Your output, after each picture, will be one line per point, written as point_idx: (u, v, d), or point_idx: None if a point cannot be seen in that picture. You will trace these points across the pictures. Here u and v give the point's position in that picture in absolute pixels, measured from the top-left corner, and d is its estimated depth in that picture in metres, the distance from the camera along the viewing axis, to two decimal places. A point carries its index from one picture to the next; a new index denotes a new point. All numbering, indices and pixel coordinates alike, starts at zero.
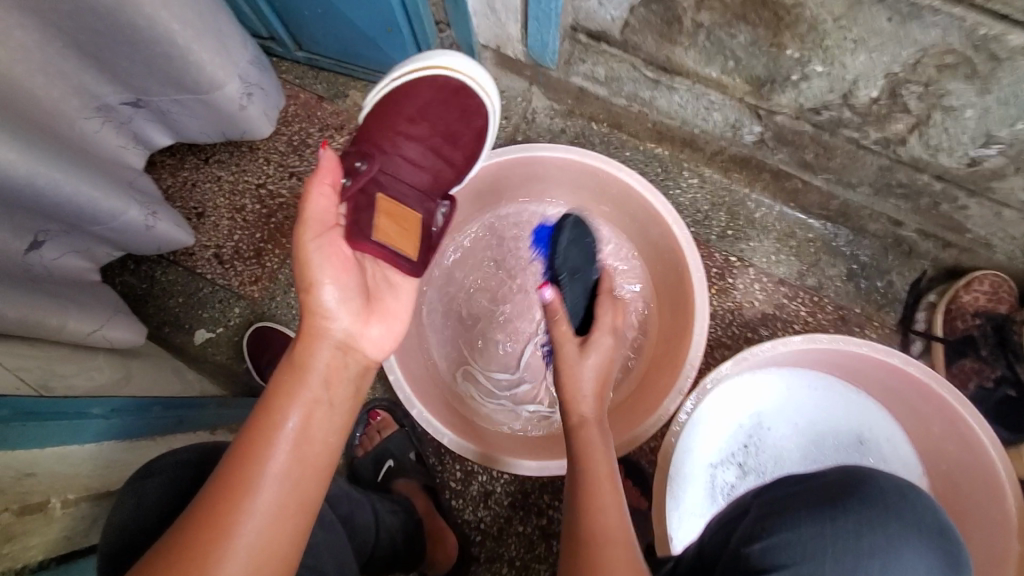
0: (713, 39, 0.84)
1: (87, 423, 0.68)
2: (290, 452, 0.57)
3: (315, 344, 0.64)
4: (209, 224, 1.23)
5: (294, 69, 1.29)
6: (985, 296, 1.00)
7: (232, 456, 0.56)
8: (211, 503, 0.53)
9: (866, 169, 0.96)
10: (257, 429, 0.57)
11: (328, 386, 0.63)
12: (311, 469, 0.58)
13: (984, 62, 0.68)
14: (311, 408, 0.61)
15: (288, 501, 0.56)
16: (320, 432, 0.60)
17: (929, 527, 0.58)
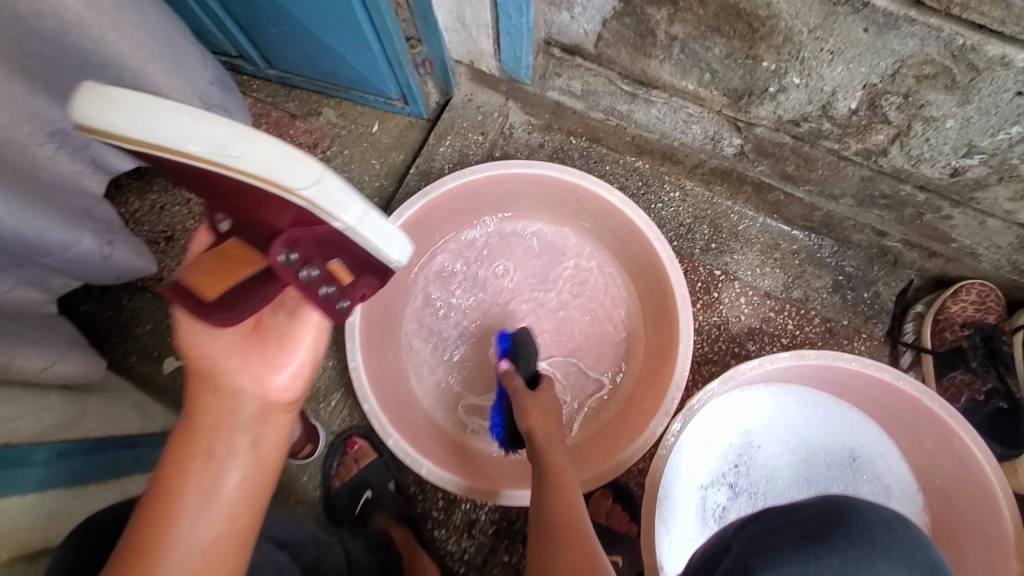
0: (688, 52, 0.82)
1: (27, 470, 0.63)
2: (190, 516, 0.53)
3: (208, 398, 0.59)
4: (179, 248, 1.20)
5: (266, 88, 1.28)
6: (973, 306, 0.99)
7: (130, 531, 0.52)
8: None
9: (848, 180, 0.94)
10: (154, 498, 0.53)
11: (221, 440, 0.57)
12: (218, 536, 0.53)
13: (964, 73, 0.66)
14: (210, 467, 0.56)
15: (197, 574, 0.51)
16: (222, 492, 0.55)
17: (919, 563, 0.55)
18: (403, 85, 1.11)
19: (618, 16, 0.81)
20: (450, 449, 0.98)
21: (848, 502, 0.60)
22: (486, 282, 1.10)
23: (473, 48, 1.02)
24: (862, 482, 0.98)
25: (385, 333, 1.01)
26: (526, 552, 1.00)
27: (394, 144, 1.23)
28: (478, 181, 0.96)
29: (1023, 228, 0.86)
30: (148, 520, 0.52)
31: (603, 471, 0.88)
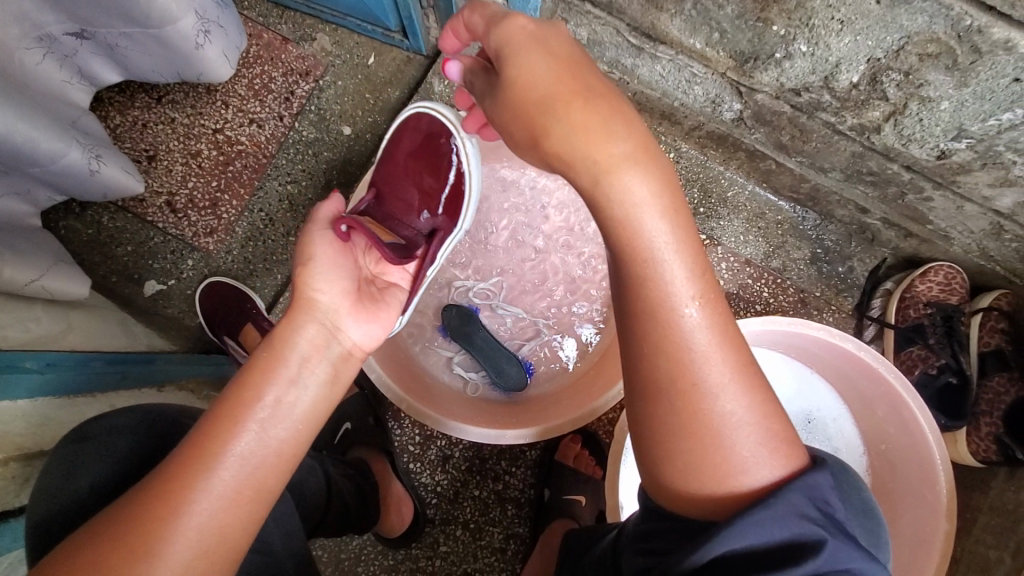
0: (700, 8, 0.81)
1: (19, 379, 0.62)
2: (254, 429, 0.54)
3: (300, 321, 0.62)
4: (162, 168, 1.17)
5: (258, 6, 1.22)
6: (938, 287, 1.03)
7: (200, 427, 0.54)
8: (171, 473, 0.51)
9: (840, 155, 0.95)
10: (233, 395, 0.56)
11: (306, 367, 0.60)
12: (277, 460, 0.55)
13: (966, 55, 0.67)
14: (285, 395, 0.57)
15: (231, 498, 0.52)
16: (292, 418, 0.57)
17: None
18: (404, 16, 1.07)
19: None
20: (433, 389, 1.03)
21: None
22: (476, 229, 1.10)
23: None
24: (815, 442, 1.05)
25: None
26: (496, 488, 1.06)
27: (390, 79, 1.19)
28: None
29: (997, 215, 0.90)
30: (215, 426, 0.54)
31: (575, 418, 0.92)
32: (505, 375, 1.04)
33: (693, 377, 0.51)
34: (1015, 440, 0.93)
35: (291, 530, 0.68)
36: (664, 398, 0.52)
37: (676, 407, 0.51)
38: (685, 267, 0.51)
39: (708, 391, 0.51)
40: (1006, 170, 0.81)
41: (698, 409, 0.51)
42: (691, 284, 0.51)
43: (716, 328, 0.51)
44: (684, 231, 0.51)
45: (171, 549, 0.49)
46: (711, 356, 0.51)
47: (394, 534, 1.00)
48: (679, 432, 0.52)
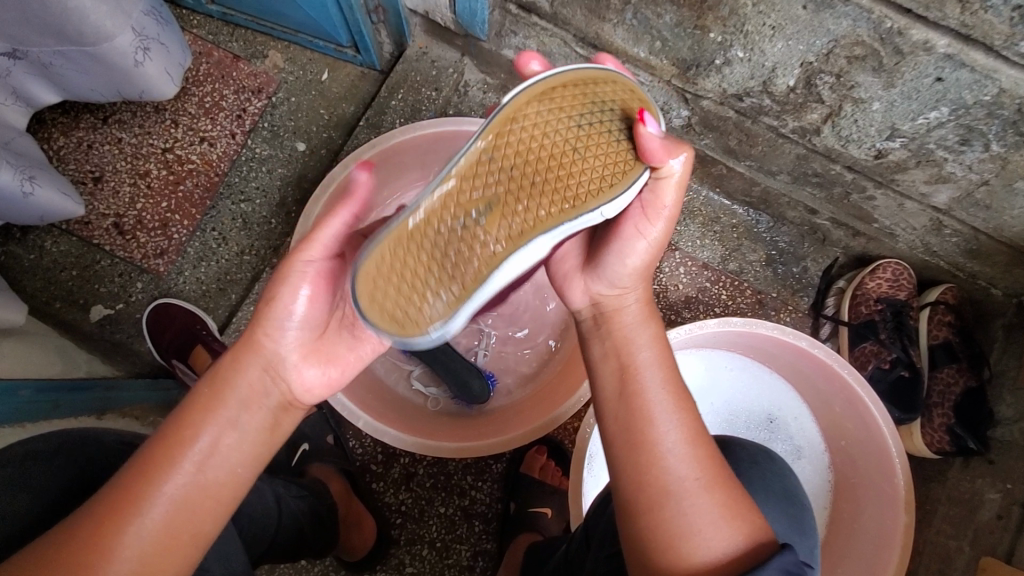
0: (640, 18, 0.83)
1: None
2: (195, 461, 0.54)
3: (246, 360, 0.59)
4: (108, 190, 1.14)
5: (208, 25, 1.20)
6: (887, 283, 1.06)
7: (133, 465, 0.53)
8: (106, 504, 0.51)
9: (785, 157, 0.98)
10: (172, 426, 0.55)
11: (247, 407, 0.58)
12: (209, 496, 0.54)
13: (890, 56, 0.69)
14: (222, 429, 0.56)
15: (168, 528, 0.52)
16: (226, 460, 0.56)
17: (772, 492, 0.64)
18: (355, 31, 1.07)
19: None
20: (393, 404, 1.01)
21: (727, 442, 0.70)
22: None
23: None
24: (777, 442, 1.06)
25: None
26: (462, 504, 1.04)
27: (344, 94, 1.19)
28: (426, 135, 0.96)
29: (936, 211, 0.93)
30: (148, 465, 0.53)
31: (536, 427, 0.90)
32: (468, 387, 1.02)
33: (670, 478, 0.55)
34: (967, 430, 0.95)
35: (230, 551, 0.65)
36: (637, 485, 0.56)
37: (639, 498, 0.55)
38: (662, 379, 0.60)
39: (677, 487, 0.55)
40: (939, 167, 0.83)
41: (669, 492, 0.55)
42: (668, 394, 0.59)
43: (688, 432, 0.57)
44: (667, 356, 0.63)
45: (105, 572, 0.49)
46: (682, 460, 0.56)
47: (356, 556, 0.98)
48: (649, 507, 0.55)
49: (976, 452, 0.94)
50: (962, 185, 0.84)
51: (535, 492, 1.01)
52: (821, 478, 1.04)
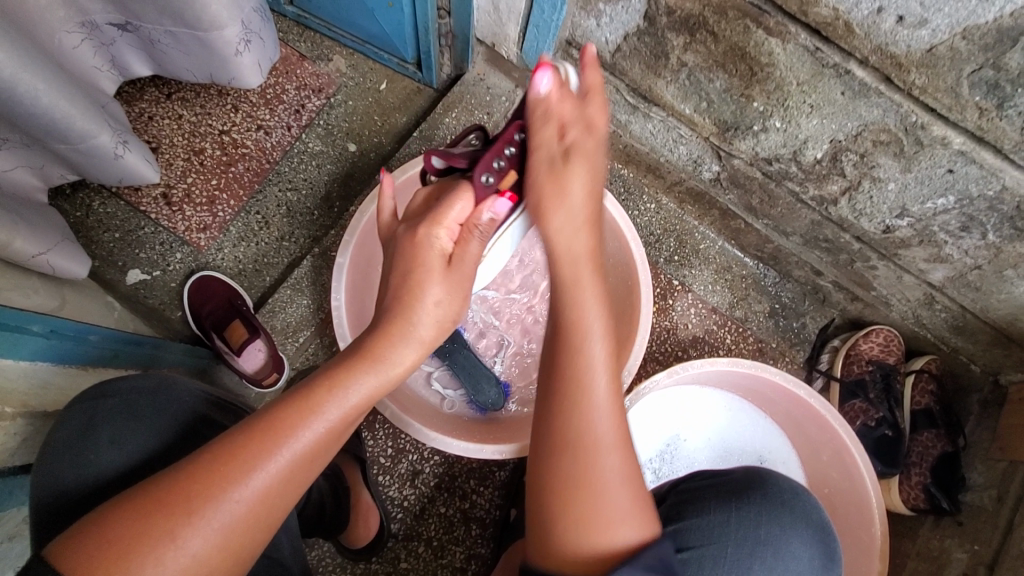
0: (692, 79, 0.93)
1: (26, 340, 0.67)
2: (333, 425, 0.57)
3: (365, 367, 0.60)
4: (162, 161, 1.18)
5: (280, 23, 1.28)
6: (878, 346, 1.16)
7: (241, 434, 0.54)
8: (206, 463, 0.52)
9: (800, 221, 1.08)
10: (321, 386, 0.57)
11: (353, 412, 0.59)
12: (296, 482, 0.55)
13: (911, 145, 0.79)
14: (329, 430, 0.57)
15: (291, 476, 0.54)
16: (320, 453, 0.57)
17: (812, 520, 0.71)
18: (422, 50, 1.15)
19: (640, 33, 0.91)
20: (412, 399, 1.05)
21: (772, 471, 0.75)
22: None
23: (498, 31, 1.08)
24: None
25: (363, 262, 1.04)
26: (462, 506, 1.07)
27: (399, 105, 1.26)
28: None
29: (930, 287, 1.03)
30: (256, 436, 0.54)
31: None
32: (483, 394, 1.08)
33: (592, 437, 0.61)
34: (942, 491, 1.03)
35: None
36: (560, 427, 0.62)
37: (557, 442, 0.62)
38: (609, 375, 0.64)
39: (603, 443, 0.62)
40: (938, 248, 0.93)
41: (582, 444, 0.61)
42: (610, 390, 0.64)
43: (613, 403, 0.63)
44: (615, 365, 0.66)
45: (213, 519, 0.51)
46: (606, 421, 0.62)
47: (356, 547, 1.00)
48: (576, 450, 0.61)
49: (947, 511, 1.02)
50: (958, 267, 0.95)
51: None
52: None
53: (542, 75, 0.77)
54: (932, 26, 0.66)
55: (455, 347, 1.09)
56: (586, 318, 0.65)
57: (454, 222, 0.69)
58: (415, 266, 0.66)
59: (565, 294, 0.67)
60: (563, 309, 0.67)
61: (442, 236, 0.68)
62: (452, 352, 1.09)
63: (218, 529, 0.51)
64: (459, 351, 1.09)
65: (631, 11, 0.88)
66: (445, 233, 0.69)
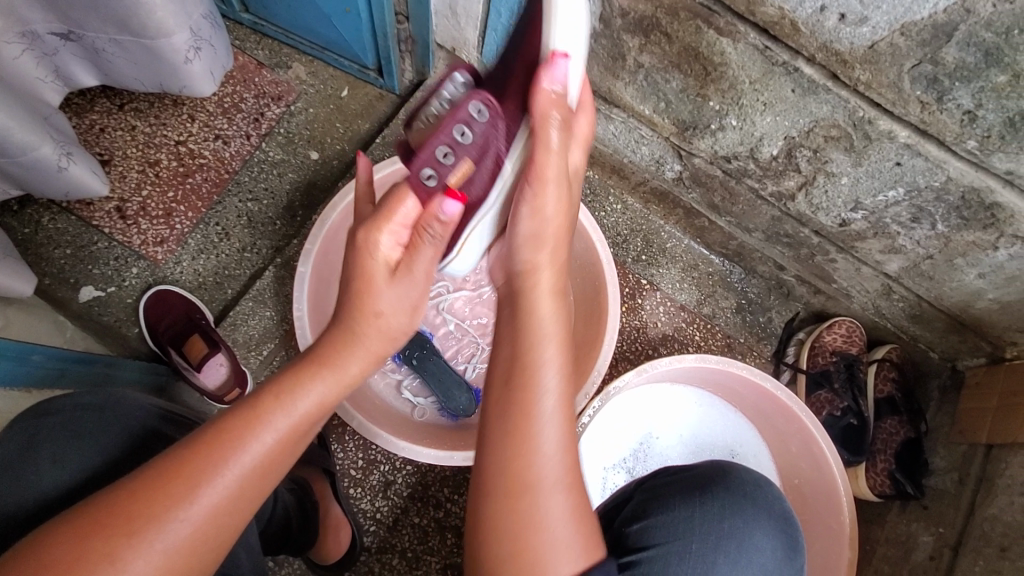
0: (650, 80, 0.94)
1: None
2: (287, 431, 0.56)
3: (317, 375, 0.58)
4: (115, 173, 1.14)
5: (236, 31, 1.25)
6: (841, 337, 1.18)
7: (190, 446, 0.53)
8: (153, 477, 0.51)
9: (761, 217, 1.09)
10: (270, 393, 0.56)
11: (306, 420, 0.57)
12: (247, 497, 0.53)
13: (860, 140, 0.81)
14: (281, 440, 0.55)
15: (246, 487, 0.53)
16: (271, 466, 0.55)
17: (775, 512, 0.72)
18: (382, 55, 1.14)
19: (596, 35, 0.91)
20: (382, 409, 1.04)
21: (734, 467, 0.75)
22: None
23: (458, 36, 1.08)
24: None
25: (327, 271, 1.03)
26: (437, 516, 1.06)
27: (361, 111, 1.25)
28: None
29: (887, 277, 1.05)
30: (207, 448, 0.52)
31: None
32: (454, 400, 1.07)
33: (542, 475, 0.57)
34: (906, 477, 1.06)
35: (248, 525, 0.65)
36: (511, 477, 0.57)
37: (501, 481, 0.57)
38: (559, 432, 0.58)
39: (547, 484, 0.57)
40: (892, 240, 0.96)
41: (531, 483, 0.57)
42: (561, 445, 0.58)
43: (568, 447, 0.59)
44: (569, 410, 0.60)
45: (158, 541, 0.49)
46: (555, 461, 0.57)
47: (329, 563, 0.98)
48: (513, 494, 0.57)
49: (912, 496, 1.05)
50: (911, 257, 0.97)
51: None
52: None
53: (538, 30, 0.62)
54: (872, 24, 0.67)
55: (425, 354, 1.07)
56: (545, 356, 0.60)
57: (400, 224, 0.61)
58: (370, 270, 0.60)
59: (525, 316, 0.61)
60: (522, 329, 0.61)
61: (387, 242, 0.61)
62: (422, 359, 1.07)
63: (167, 551, 0.50)
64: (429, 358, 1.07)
65: (586, 13, 0.88)
66: (389, 238, 0.61)
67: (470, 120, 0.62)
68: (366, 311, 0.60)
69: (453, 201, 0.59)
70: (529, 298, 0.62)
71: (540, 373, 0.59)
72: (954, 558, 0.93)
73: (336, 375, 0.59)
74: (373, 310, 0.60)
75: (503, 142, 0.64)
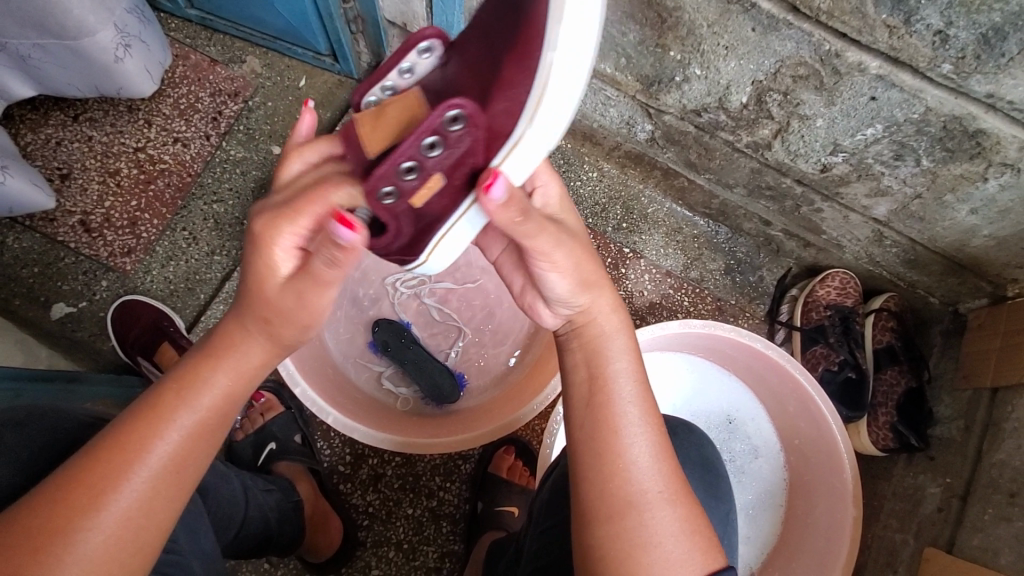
0: (606, 35, 0.89)
1: None
2: (191, 426, 0.53)
3: (216, 366, 0.55)
4: (76, 186, 1.12)
5: (185, 29, 1.21)
6: (835, 291, 1.14)
7: (88, 459, 0.49)
8: (52, 495, 0.48)
9: (740, 171, 1.04)
10: (164, 392, 0.53)
11: (213, 414, 0.54)
12: (164, 501, 0.51)
13: (830, 76, 0.76)
14: (190, 437, 0.53)
15: (160, 488, 0.51)
16: (184, 463, 0.52)
17: (691, 458, 0.76)
18: (334, 39, 1.10)
19: None
20: (364, 401, 1.03)
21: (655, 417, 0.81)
22: None
23: (406, 9, 1.02)
24: (735, 442, 1.11)
25: None
26: (430, 505, 1.04)
27: (321, 101, 1.20)
28: None
29: (877, 223, 1.00)
30: (111, 459, 0.49)
31: (494, 428, 0.92)
32: (438, 386, 1.03)
33: (644, 486, 0.56)
34: (909, 428, 1.02)
35: (198, 531, 0.63)
36: (599, 489, 0.57)
37: (598, 505, 0.56)
38: (651, 437, 0.59)
39: (649, 494, 0.56)
40: (877, 181, 0.91)
41: (633, 502, 0.56)
42: (655, 448, 0.59)
43: (661, 447, 0.59)
44: (652, 410, 0.61)
45: (66, 558, 0.47)
46: (647, 469, 0.57)
47: (322, 559, 0.97)
48: (615, 511, 0.55)
49: (917, 448, 1.00)
50: (899, 199, 0.92)
51: (502, 491, 1.01)
52: (777, 477, 1.09)
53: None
54: None
55: (405, 343, 1.05)
56: (615, 372, 0.62)
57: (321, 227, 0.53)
58: (248, 249, 0.54)
59: (588, 340, 0.64)
60: (589, 362, 0.63)
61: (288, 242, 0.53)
62: (401, 348, 1.05)
63: (78, 571, 0.47)
64: (408, 347, 1.05)
65: None
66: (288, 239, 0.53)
67: (443, 131, 0.51)
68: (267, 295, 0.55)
69: (344, 229, 0.49)
70: (593, 324, 0.65)
71: (615, 390, 0.61)
72: (963, 508, 0.89)
73: (234, 367, 0.55)
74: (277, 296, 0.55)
75: (483, 151, 0.54)
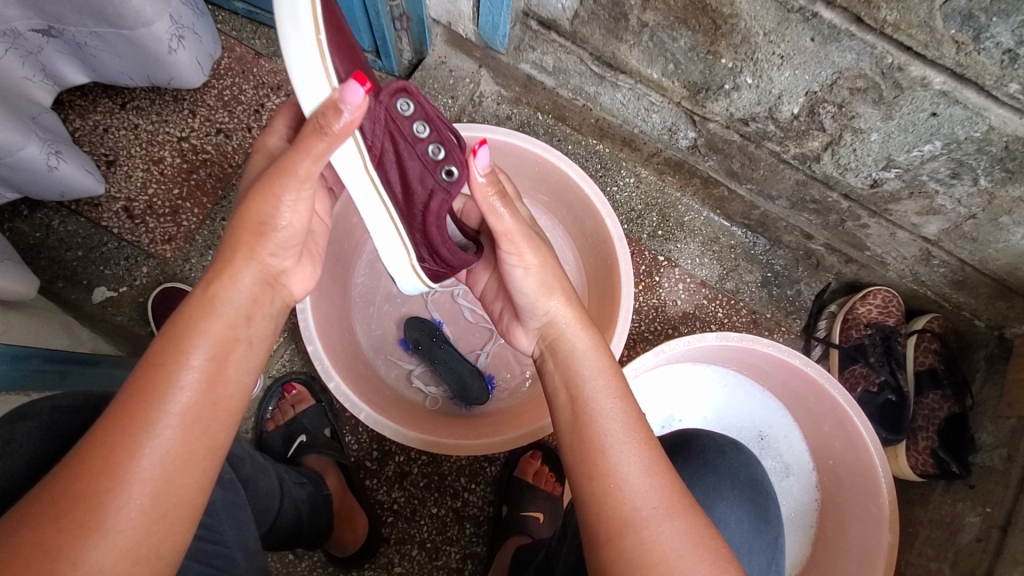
0: (656, 40, 0.87)
1: None
2: (200, 376, 0.52)
3: (209, 314, 0.55)
4: (121, 173, 1.15)
5: (232, 21, 1.23)
6: (877, 309, 1.11)
7: (102, 432, 0.48)
8: (75, 472, 0.46)
9: (784, 182, 1.02)
10: (159, 354, 0.52)
11: (221, 361, 0.54)
12: (190, 459, 0.50)
13: (890, 90, 0.74)
14: (202, 391, 0.51)
15: (183, 445, 0.49)
16: (205, 416, 0.51)
17: (740, 480, 0.74)
18: (378, 36, 1.11)
19: None
20: (394, 398, 1.03)
21: (699, 433, 0.79)
22: None
23: (452, 8, 1.02)
24: (767, 459, 1.09)
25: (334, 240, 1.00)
26: (454, 506, 1.04)
27: None
28: None
29: (925, 241, 0.97)
30: (125, 422, 0.48)
31: (521, 434, 0.91)
32: (468, 388, 1.03)
33: (638, 505, 0.55)
34: (951, 455, 0.99)
35: (241, 522, 0.64)
36: (597, 513, 0.56)
37: (598, 526, 0.55)
38: (639, 452, 0.57)
39: (644, 513, 0.54)
40: (930, 200, 0.88)
41: (629, 522, 0.54)
42: (644, 464, 0.57)
43: (650, 462, 0.57)
44: (639, 425, 0.59)
45: (111, 524, 0.45)
46: (641, 488, 0.55)
47: (347, 553, 0.97)
48: (611, 534, 0.55)
49: (957, 475, 0.97)
50: (952, 218, 0.89)
51: (528, 495, 1.01)
52: (808, 496, 1.07)
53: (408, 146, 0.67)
54: None
55: (437, 343, 1.05)
56: (590, 389, 0.61)
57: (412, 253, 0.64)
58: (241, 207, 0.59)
59: (563, 359, 0.65)
60: (567, 382, 0.64)
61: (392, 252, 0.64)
62: (434, 348, 1.05)
63: (124, 530, 0.46)
64: (441, 348, 1.05)
65: None
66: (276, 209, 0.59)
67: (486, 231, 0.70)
68: (254, 218, 0.59)
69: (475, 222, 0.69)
70: (565, 341, 0.67)
71: (592, 405, 0.60)
72: (1003, 540, 0.86)
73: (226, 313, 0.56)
74: (259, 216, 0.59)
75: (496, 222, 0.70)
